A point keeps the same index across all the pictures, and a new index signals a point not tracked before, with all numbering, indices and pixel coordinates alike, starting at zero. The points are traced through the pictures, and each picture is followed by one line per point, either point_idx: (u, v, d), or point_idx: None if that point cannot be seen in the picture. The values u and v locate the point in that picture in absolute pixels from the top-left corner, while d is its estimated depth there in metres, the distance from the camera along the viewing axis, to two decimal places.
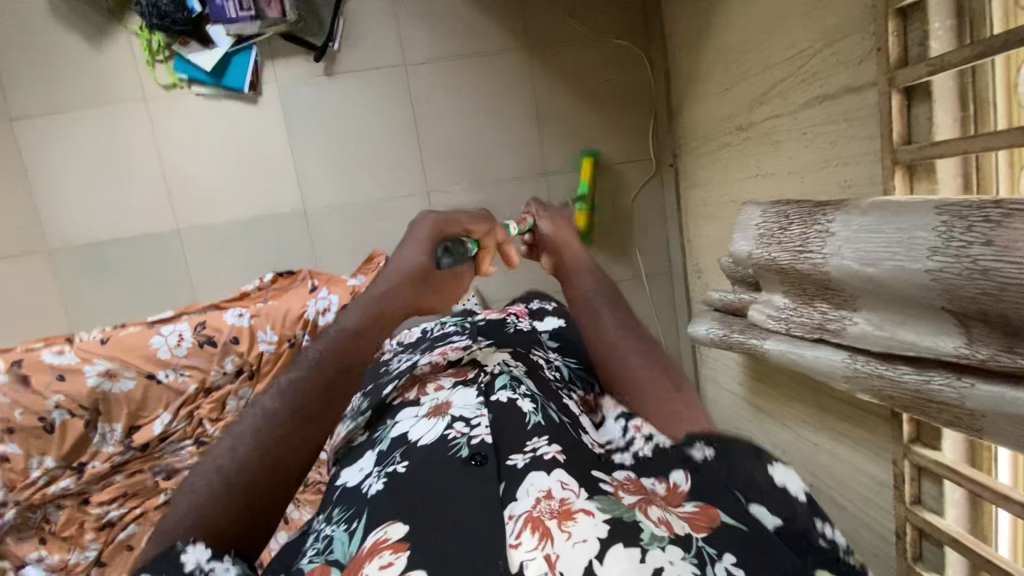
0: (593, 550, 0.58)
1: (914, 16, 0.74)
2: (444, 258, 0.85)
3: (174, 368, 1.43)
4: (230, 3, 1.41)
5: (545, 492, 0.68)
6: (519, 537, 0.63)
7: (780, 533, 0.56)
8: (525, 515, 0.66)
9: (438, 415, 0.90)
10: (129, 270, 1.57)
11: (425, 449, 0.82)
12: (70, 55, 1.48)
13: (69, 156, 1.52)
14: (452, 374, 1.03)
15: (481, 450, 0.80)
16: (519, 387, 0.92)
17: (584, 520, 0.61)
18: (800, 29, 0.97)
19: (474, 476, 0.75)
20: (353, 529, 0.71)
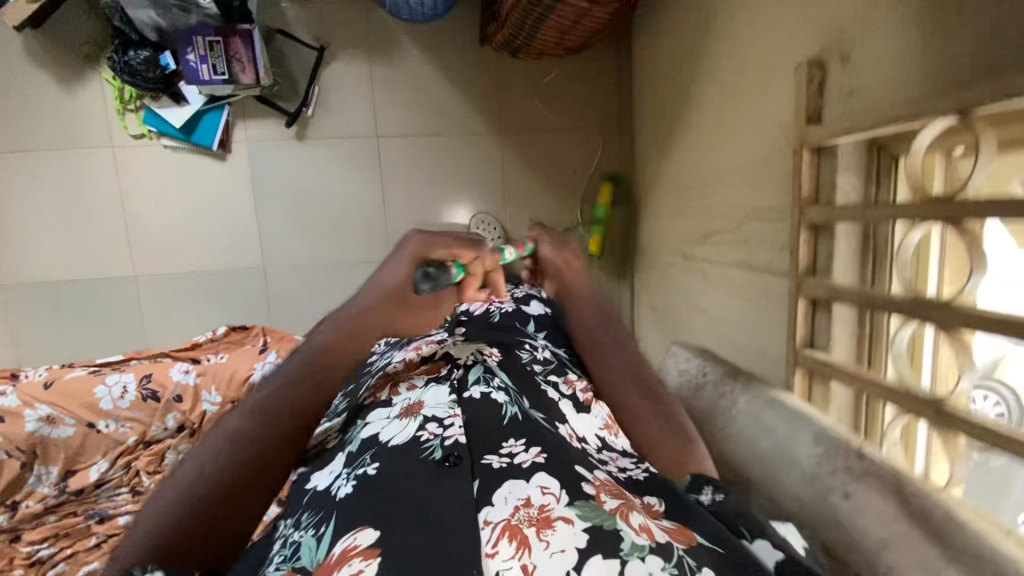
0: (573, 560, 0.52)
1: (824, 234, 0.78)
2: (424, 284, 0.81)
3: (115, 419, 1.44)
4: (204, 67, 1.39)
5: (523, 500, 0.61)
6: (495, 546, 0.56)
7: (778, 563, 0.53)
8: (501, 524, 0.59)
9: (410, 415, 0.86)
10: (82, 310, 1.57)
11: (395, 450, 0.76)
12: (38, 95, 1.47)
13: (30, 193, 1.51)
14: (426, 372, 1.03)
15: (456, 451, 0.72)
16: (492, 381, 0.93)
17: (563, 529, 0.56)
18: (739, 193, 1.00)
19: (444, 474, 0.68)
20: (321, 535, 0.64)
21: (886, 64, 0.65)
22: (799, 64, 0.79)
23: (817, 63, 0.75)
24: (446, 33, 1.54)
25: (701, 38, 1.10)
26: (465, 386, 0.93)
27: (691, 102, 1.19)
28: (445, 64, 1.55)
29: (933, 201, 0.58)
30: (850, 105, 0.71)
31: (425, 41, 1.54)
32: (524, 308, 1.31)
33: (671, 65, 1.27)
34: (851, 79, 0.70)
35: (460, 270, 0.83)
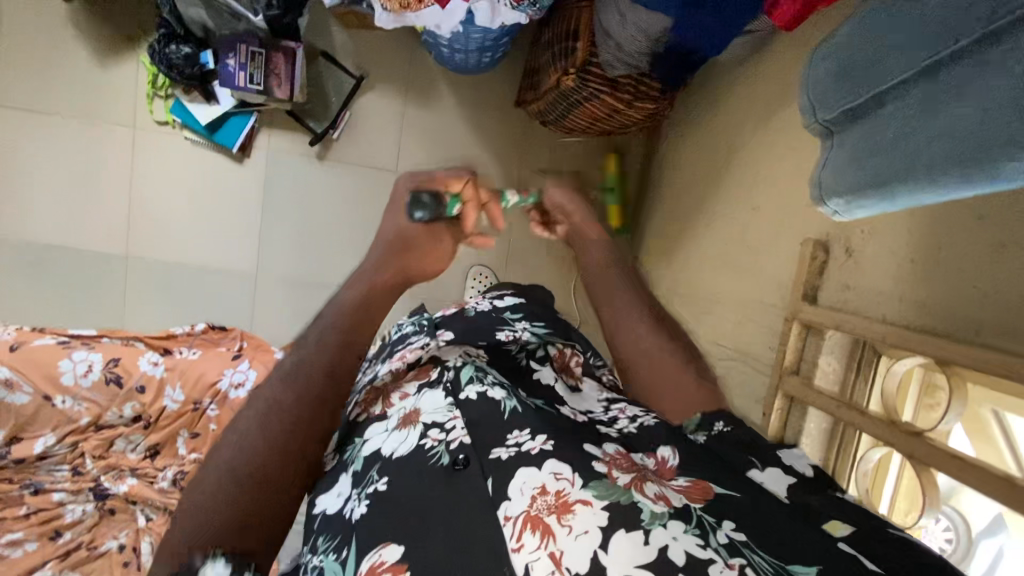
0: (597, 539, 0.46)
1: (798, 406, 0.78)
2: (417, 212, 0.74)
3: (73, 396, 1.37)
4: (241, 74, 1.39)
5: (538, 489, 0.52)
6: (520, 540, 0.49)
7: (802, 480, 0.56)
8: (523, 515, 0.51)
9: (409, 425, 0.68)
10: (66, 276, 1.56)
11: (404, 460, 0.63)
12: (73, 63, 1.48)
13: (42, 153, 1.50)
14: (416, 376, 0.79)
15: (465, 452, 0.61)
16: (489, 377, 0.72)
17: (584, 511, 0.49)
18: (729, 327, 1.02)
19: (456, 484, 0.58)
20: (344, 560, 0.56)
21: (879, 273, 0.68)
22: (804, 239, 0.82)
23: (820, 244, 0.77)
24: (483, 87, 1.56)
25: (721, 165, 1.13)
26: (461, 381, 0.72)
27: (700, 218, 1.21)
28: (476, 117, 1.58)
29: (898, 426, 0.60)
30: (843, 299, 0.73)
31: (462, 91, 1.56)
32: (498, 302, 1.02)
33: (688, 177, 1.29)
34: (849, 275, 0.72)
35: (455, 202, 0.77)
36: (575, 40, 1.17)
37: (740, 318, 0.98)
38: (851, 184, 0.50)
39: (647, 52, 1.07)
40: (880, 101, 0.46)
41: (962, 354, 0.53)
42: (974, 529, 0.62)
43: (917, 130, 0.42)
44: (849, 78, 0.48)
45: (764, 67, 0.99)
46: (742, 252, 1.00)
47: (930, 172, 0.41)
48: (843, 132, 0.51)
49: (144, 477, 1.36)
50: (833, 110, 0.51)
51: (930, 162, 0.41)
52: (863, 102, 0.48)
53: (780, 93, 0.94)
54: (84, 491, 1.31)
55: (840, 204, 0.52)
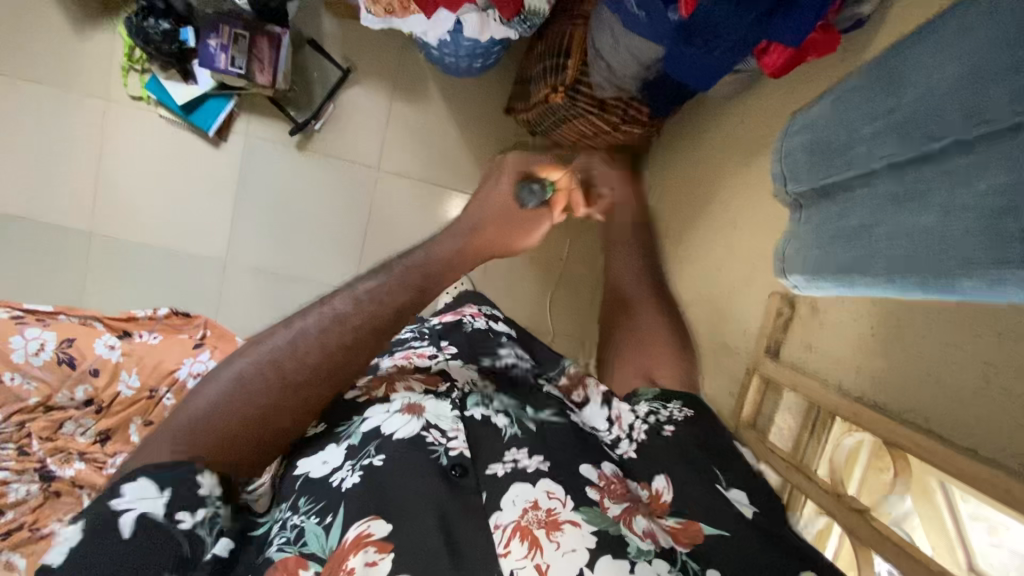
0: (584, 558, 0.53)
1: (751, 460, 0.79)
2: (529, 198, 0.89)
3: (22, 374, 1.33)
4: (223, 56, 1.34)
5: (530, 503, 0.59)
6: (507, 546, 0.56)
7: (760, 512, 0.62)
8: (512, 524, 0.57)
9: (411, 413, 0.69)
10: (24, 249, 1.50)
11: (403, 454, 0.64)
12: (46, 29, 1.41)
13: (6, 120, 1.44)
14: (424, 381, 0.77)
15: (462, 462, 0.64)
16: (493, 402, 0.73)
17: (572, 531, 0.56)
18: (694, 365, 1.01)
19: (453, 492, 0.61)
20: (328, 525, 0.58)
21: (842, 337, 0.67)
22: (773, 290, 0.81)
23: (787, 298, 0.76)
24: (473, 90, 1.53)
25: (701, 199, 1.11)
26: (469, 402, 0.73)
27: (677, 248, 1.19)
28: (464, 120, 1.54)
29: (842, 500, 0.59)
30: (805, 357, 0.72)
31: (450, 92, 1.52)
32: (494, 325, 0.98)
33: (671, 204, 1.26)
34: (812, 335, 0.72)
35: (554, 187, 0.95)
36: (567, 57, 1.14)
37: (706, 360, 0.98)
38: (812, 263, 0.47)
39: (637, 77, 1.05)
40: (850, 185, 0.44)
41: (907, 438, 0.53)
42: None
43: (882, 222, 0.40)
44: (821, 155, 0.46)
45: (750, 105, 0.98)
46: (713, 293, 1.00)
47: (888, 270, 0.39)
48: (812, 208, 0.49)
49: (93, 462, 1.32)
50: (804, 185, 0.49)
51: (890, 258, 0.39)
52: (832, 182, 0.46)
53: (764, 134, 0.93)
54: (30, 471, 1.26)
55: (799, 280, 0.49)
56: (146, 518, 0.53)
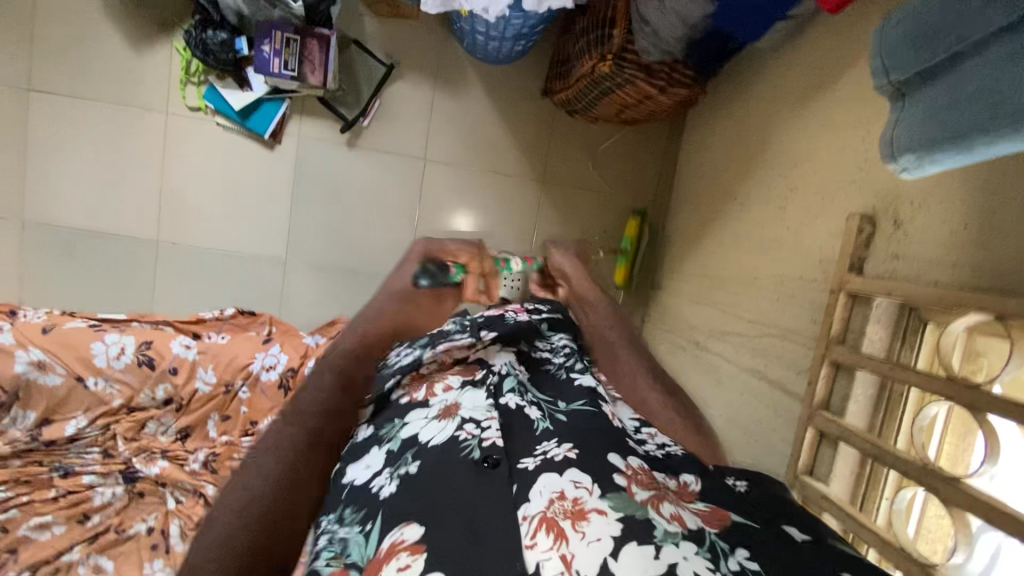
0: (608, 548, 0.53)
1: (844, 373, 0.82)
2: None
3: (105, 378, 1.46)
4: (276, 60, 1.41)
5: (558, 493, 0.61)
6: (534, 538, 0.57)
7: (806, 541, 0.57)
8: (539, 516, 0.59)
9: (448, 416, 0.80)
10: (95, 263, 1.58)
11: (437, 450, 0.72)
12: (108, 51, 1.50)
13: (72, 141, 1.52)
14: (461, 372, 0.93)
15: (495, 453, 0.69)
16: (527, 394, 0.86)
17: (597, 520, 0.56)
18: (766, 305, 1.04)
19: (487, 479, 0.65)
20: (369, 532, 0.63)
21: (931, 240, 0.70)
22: (849, 213, 0.85)
23: (867, 217, 0.80)
24: (511, 76, 1.59)
25: (755, 150, 1.15)
26: (502, 390, 0.86)
27: (730, 203, 1.24)
28: (502, 106, 1.60)
29: (955, 381, 0.62)
30: (892, 268, 0.76)
31: (490, 80, 1.59)
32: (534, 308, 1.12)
33: (718, 162, 1.31)
34: (899, 245, 0.75)
35: None
36: (611, 27, 1.19)
37: (779, 296, 1.01)
38: (926, 138, 0.51)
39: (684, 39, 1.10)
40: (959, 60, 0.49)
41: (1019, 307, 0.56)
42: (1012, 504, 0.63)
43: (1001, 81, 0.45)
44: (928, 38, 0.51)
45: (803, 52, 1.02)
46: (778, 233, 1.04)
47: (1012, 120, 0.44)
48: (918, 92, 0.54)
49: (175, 459, 1.46)
50: (907, 72, 0.53)
51: (1014, 109, 0.43)
52: (941, 60, 0.50)
53: (820, 75, 0.97)
54: (113, 473, 1.40)
55: (910, 161, 0.54)
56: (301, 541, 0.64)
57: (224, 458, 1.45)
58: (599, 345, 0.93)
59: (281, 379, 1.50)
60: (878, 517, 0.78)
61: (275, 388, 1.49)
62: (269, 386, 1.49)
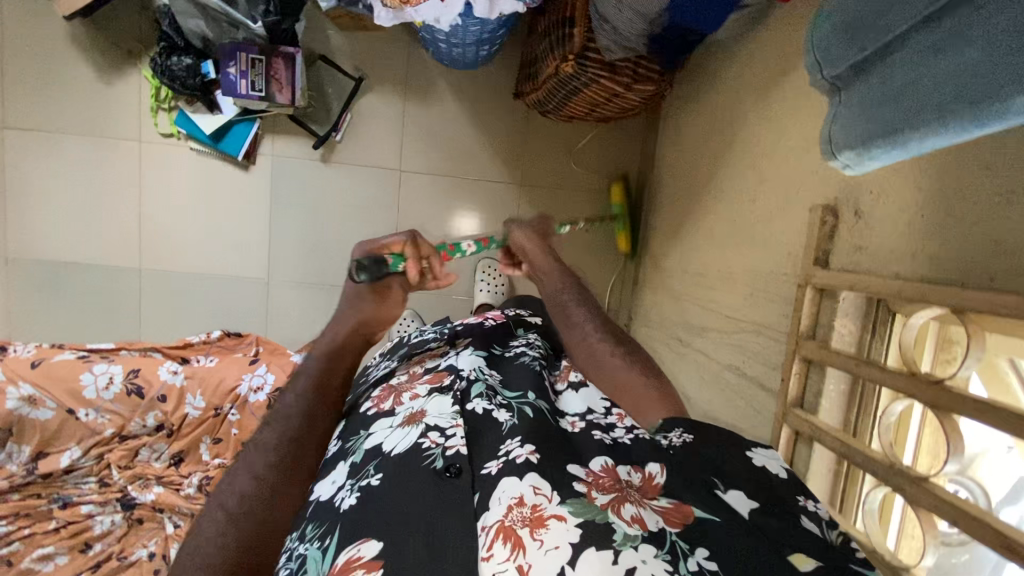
0: (567, 555, 0.53)
1: (816, 369, 0.80)
2: (361, 274, 0.85)
3: (96, 409, 1.46)
4: (242, 81, 1.39)
5: (515, 500, 0.61)
6: (490, 549, 0.57)
7: (754, 513, 0.57)
8: (496, 526, 0.59)
9: (412, 423, 0.79)
10: (81, 294, 1.59)
11: (399, 460, 0.72)
12: (78, 83, 1.50)
13: (49, 174, 1.53)
14: (428, 380, 0.91)
15: (458, 461, 0.69)
16: (496, 397, 0.84)
17: (556, 526, 0.56)
18: (741, 300, 1.02)
19: (446, 489, 0.66)
20: (326, 547, 0.63)
21: (892, 231, 0.68)
22: (814, 204, 0.82)
23: (830, 208, 0.78)
24: (480, 80, 1.57)
25: (724, 141, 1.13)
26: (469, 395, 0.84)
27: (703, 196, 1.22)
28: (474, 111, 1.59)
29: (919, 378, 0.61)
30: (856, 260, 0.74)
31: (460, 86, 1.57)
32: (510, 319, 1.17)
33: (692, 155, 1.29)
34: (861, 236, 0.73)
35: (399, 259, 0.85)
36: (572, 27, 1.18)
37: (752, 290, 0.99)
38: (861, 134, 0.50)
39: (644, 34, 1.08)
40: (888, 51, 0.47)
41: (977, 299, 0.54)
42: (994, 498, 0.63)
43: (926, 73, 0.43)
44: (856, 31, 0.49)
45: (763, 40, 1.00)
46: (748, 225, 1.02)
47: (938, 112, 0.42)
48: (852, 86, 0.52)
49: (170, 484, 1.47)
50: (840, 67, 0.52)
51: (939, 101, 0.42)
52: (871, 53, 0.48)
53: (780, 63, 0.95)
54: (111, 502, 1.42)
55: (850, 157, 0.52)
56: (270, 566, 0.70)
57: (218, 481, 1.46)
58: (554, 310, 0.92)
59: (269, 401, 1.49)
60: (857, 513, 0.76)
61: (263, 409, 1.49)
62: (257, 407, 1.49)
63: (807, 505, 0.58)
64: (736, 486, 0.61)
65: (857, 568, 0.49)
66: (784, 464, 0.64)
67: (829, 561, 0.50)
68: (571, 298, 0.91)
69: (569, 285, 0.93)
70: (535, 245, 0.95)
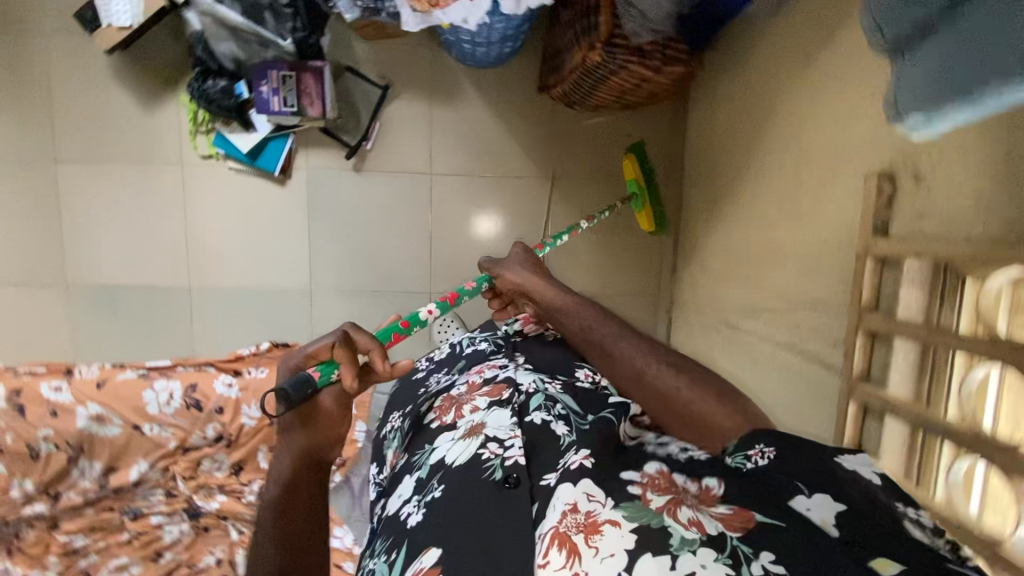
0: (623, 562, 0.58)
1: (881, 342, 0.78)
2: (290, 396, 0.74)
3: (159, 424, 1.53)
4: (275, 99, 1.44)
5: (571, 506, 0.67)
6: (547, 556, 0.63)
7: (843, 530, 0.55)
8: (552, 532, 0.65)
9: (473, 435, 0.91)
10: (138, 315, 1.66)
11: (460, 471, 0.85)
12: (123, 114, 1.56)
13: (99, 202, 1.60)
14: (488, 394, 1.03)
15: (515, 472, 0.80)
16: (553, 407, 0.95)
17: (610, 532, 0.61)
18: (792, 279, 1.00)
19: (507, 496, 0.77)
20: (393, 560, 0.77)
21: (955, 197, 0.65)
22: (866, 173, 0.80)
23: (886, 175, 0.76)
24: (505, 79, 1.58)
25: (762, 119, 1.11)
26: (527, 409, 0.95)
27: (743, 175, 1.19)
28: (501, 109, 1.60)
29: (1001, 343, 0.59)
30: (918, 227, 0.71)
31: (485, 85, 1.58)
32: None
33: (727, 133, 1.27)
34: (923, 201, 0.70)
35: (329, 367, 0.81)
36: (597, 15, 1.16)
37: (802, 268, 0.97)
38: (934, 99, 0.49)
39: (671, 15, 1.07)
40: (956, 10, 0.44)
41: None
42: None
43: (1003, 29, 0.41)
44: None
45: (800, 9, 0.97)
46: (794, 202, 1.00)
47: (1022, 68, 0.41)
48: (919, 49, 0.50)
49: (232, 492, 1.53)
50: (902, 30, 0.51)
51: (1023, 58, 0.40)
52: (939, 12, 0.46)
53: (821, 30, 0.92)
54: (178, 511, 1.49)
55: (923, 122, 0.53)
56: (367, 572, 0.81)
57: None
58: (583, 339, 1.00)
59: None
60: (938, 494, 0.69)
61: None
62: None
63: (908, 514, 0.56)
64: (823, 490, 0.59)
65: (955, 568, 0.48)
66: (875, 468, 0.61)
67: (917, 563, 0.49)
68: (585, 310, 1.03)
69: (583, 306, 1.04)
70: (528, 276, 1.09)
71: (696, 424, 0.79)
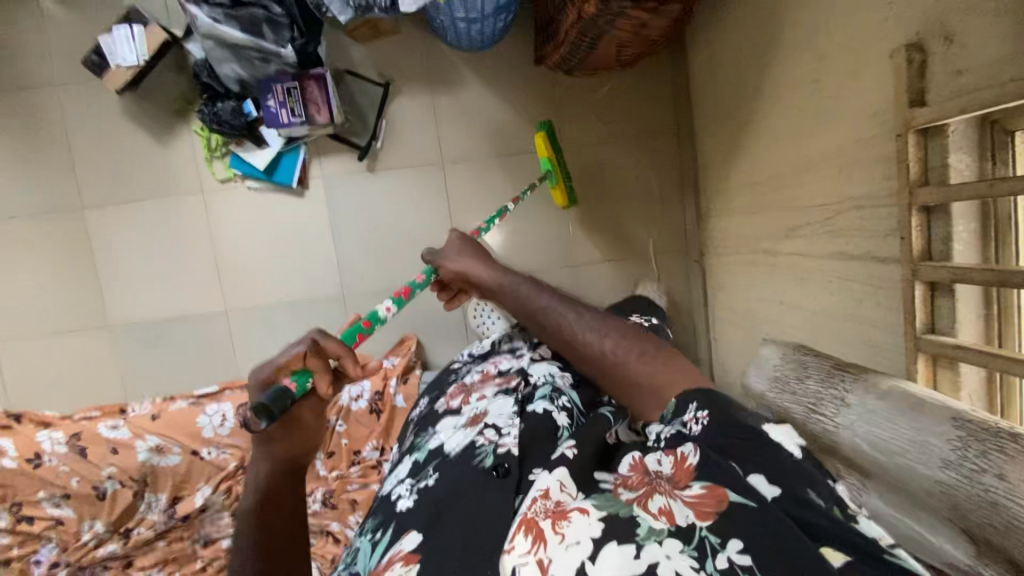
0: (587, 551, 0.60)
1: (938, 214, 0.77)
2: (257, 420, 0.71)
3: (216, 446, 1.55)
4: (284, 111, 1.47)
5: (543, 492, 0.73)
6: (514, 542, 0.66)
7: (777, 500, 0.61)
8: (523, 520, 0.69)
9: (474, 424, 1.03)
10: (180, 346, 1.69)
11: (454, 461, 0.94)
12: (140, 152, 1.61)
13: (128, 242, 1.65)
14: (499, 383, 1.17)
15: (506, 461, 0.87)
16: (556, 399, 1.02)
17: (579, 520, 0.64)
18: (830, 183, 0.99)
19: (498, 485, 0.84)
20: (377, 540, 0.86)
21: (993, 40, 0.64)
22: (894, 50, 0.79)
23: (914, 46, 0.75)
24: (501, 56, 1.59)
25: (768, 36, 1.11)
26: (528, 399, 1.05)
27: (757, 99, 1.19)
28: (502, 87, 1.61)
29: None
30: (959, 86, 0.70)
31: (483, 65, 1.60)
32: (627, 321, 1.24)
33: (734, 63, 1.26)
34: (958, 59, 0.69)
35: (304, 376, 0.76)
36: None
37: (839, 169, 0.96)
38: None
39: None
40: None
41: None
42: None
43: None
44: None
45: None
46: (818, 106, 0.99)
47: None
48: None
49: None
50: None
51: None
52: None
53: None
54: None
55: None
56: (357, 544, 0.91)
57: (340, 492, 1.49)
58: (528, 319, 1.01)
59: (372, 405, 1.56)
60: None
61: (368, 415, 1.56)
62: (361, 414, 1.56)
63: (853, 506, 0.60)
64: (759, 471, 0.64)
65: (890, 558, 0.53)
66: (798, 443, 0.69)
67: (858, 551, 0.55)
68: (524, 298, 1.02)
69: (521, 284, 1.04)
70: (465, 262, 1.09)
71: (620, 373, 0.86)
